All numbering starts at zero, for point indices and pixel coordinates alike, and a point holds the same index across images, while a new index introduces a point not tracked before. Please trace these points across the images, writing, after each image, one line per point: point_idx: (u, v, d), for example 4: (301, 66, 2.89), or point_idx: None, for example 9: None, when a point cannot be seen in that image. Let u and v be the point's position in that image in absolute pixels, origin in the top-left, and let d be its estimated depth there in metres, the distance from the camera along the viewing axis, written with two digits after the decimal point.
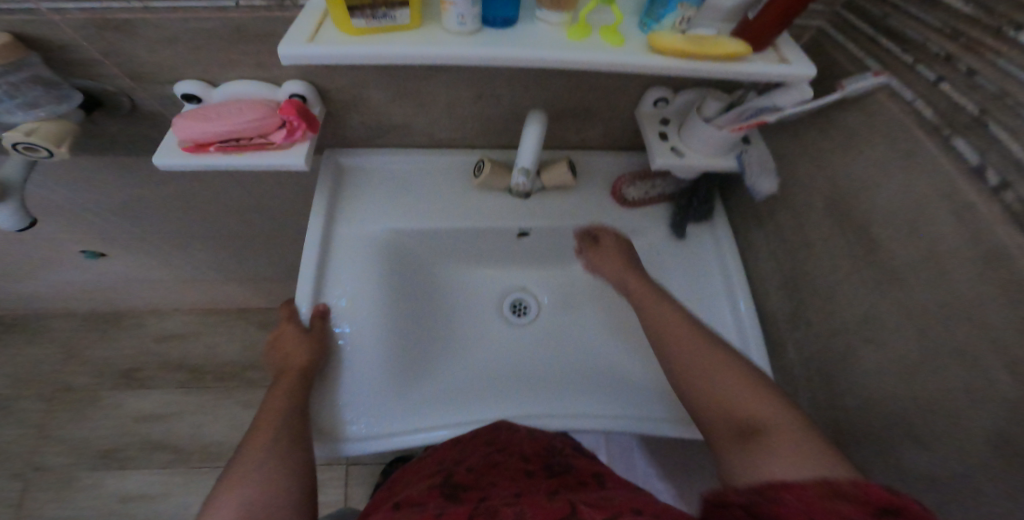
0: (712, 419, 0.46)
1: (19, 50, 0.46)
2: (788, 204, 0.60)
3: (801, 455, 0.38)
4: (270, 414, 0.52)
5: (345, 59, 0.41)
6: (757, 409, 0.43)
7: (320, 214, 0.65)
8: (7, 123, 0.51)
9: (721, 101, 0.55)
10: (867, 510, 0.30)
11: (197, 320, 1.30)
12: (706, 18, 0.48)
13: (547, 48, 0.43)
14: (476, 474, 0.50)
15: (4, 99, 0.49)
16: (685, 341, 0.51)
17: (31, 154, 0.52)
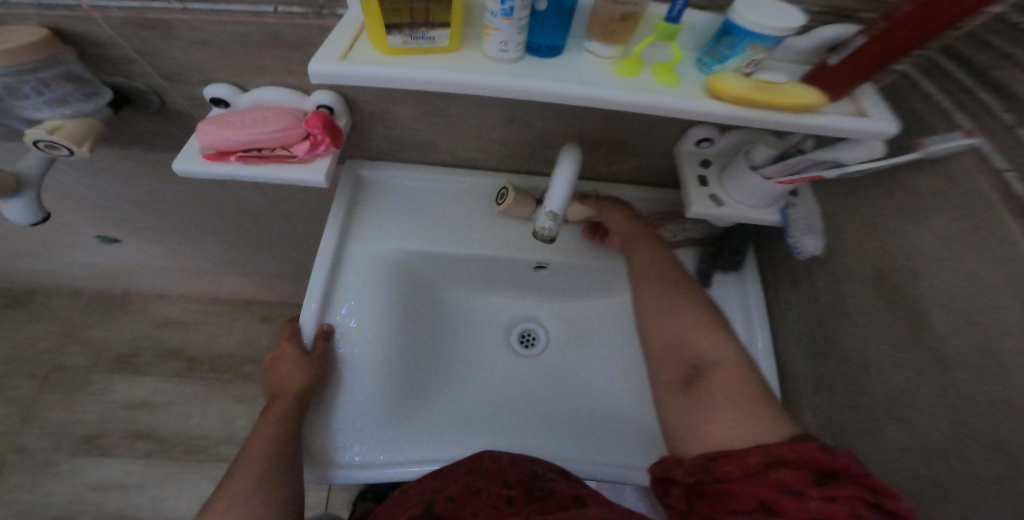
0: (666, 359, 0.53)
1: (54, 47, 0.44)
2: (829, 265, 0.56)
3: (733, 384, 0.47)
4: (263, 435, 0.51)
5: (375, 78, 0.38)
6: (707, 350, 0.50)
7: (333, 227, 0.62)
8: (32, 117, 0.49)
9: (773, 151, 0.51)
10: (806, 477, 0.37)
11: (200, 309, 1.28)
12: (778, 58, 0.44)
13: (593, 83, 0.40)
14: (456, 500, 0.52)
15: (31, 96, 0.47)
16: (655, 278, 0.57)
17: (54, 151, 0.50)
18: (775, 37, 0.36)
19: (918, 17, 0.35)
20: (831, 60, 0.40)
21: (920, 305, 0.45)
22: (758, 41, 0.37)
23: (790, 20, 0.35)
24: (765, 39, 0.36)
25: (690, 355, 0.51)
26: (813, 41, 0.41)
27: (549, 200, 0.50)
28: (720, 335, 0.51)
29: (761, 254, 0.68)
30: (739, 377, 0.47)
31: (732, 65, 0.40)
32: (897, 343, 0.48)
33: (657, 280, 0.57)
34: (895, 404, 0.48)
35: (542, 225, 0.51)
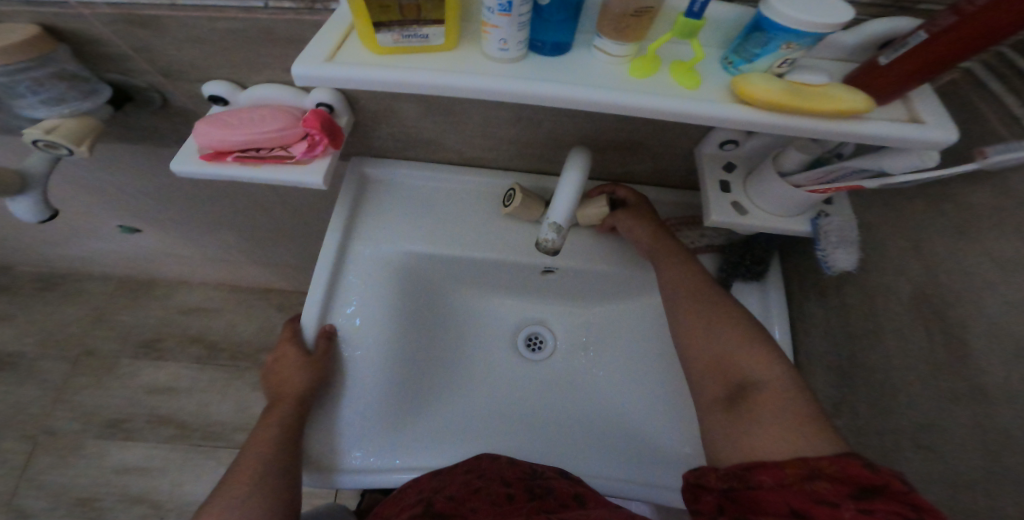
0: (707, 377, 0.48)
1: (48, 47, 0.43)
2: (862, 280, 0.51)
3: (784, 407, 0.41)
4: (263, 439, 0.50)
5: (360, 81, 0.36)
6: (750, 368, 0.45)
7: (336, 226, 0.61)
8: (33, 116, 0.49)
9: (806, 155, 0.46)
10: (844, 490, 0.34)
11: (221, 296, 1.31)
12: (817, 55, 0.40)
13: (602, 85, 0.36)
14: (458, 499, 0.49)
15: (27, 96, 0.46)
16: (690, 298, 0.53)
17: (54, 151, 0.50)
18: (814, 34, 0.31)
19: (989, 11, 0.29)
20: (882, 59, 0.35)
21: (963, 332, 0.40)
22: (794, 39, 0.32)
23: (834, 14, 0.30)
24: (802, 36, 0.32)
25: (735, 375, 0.46)
26: (861, 37, 0.37)
27: (554, 209, 0.48)
28: (761, 351, 0.46)
29: (786, 263, 0.63)
30: (788, 396, 0.42)
31: (762, 65, 0.36)
32: (933, 374, 0.43)
33: (687, 297, 0.53)
34: (928, 440, 0.44)
35: (545, 235, 0.48)
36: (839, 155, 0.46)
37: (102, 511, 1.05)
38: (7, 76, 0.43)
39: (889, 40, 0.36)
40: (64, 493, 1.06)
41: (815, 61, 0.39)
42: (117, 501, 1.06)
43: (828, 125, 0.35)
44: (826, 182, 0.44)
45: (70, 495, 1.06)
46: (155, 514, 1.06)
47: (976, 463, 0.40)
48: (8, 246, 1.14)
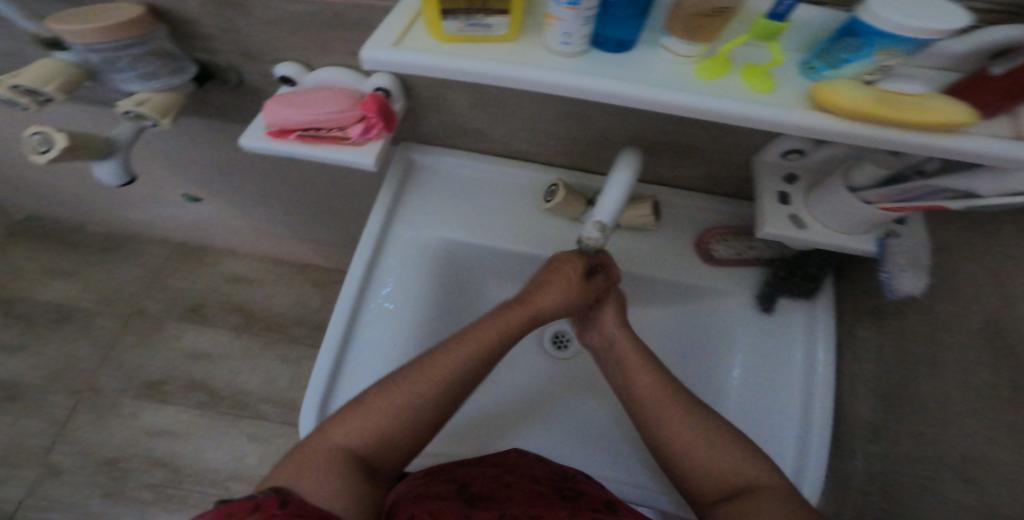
0: (697, 475, 0.48)
1: (150, 27, 0.45)
2: (923, 310, 0.48)
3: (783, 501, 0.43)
4: (446, 367, 0.51)
5: (423, 68, 0.36)
6: (735, 470, 0.47)
7: (381, 209, 0.62)
8: (128, 90, 0.53)
9: (883, 171, 0.43)
10: None
11: (264, 268, 1.37)
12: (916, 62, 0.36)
13: (669, 85, 0.35)
14: (492, 482, 0.51)
15: (126, 70, 0.50)
16: (671, 400, 0.51)
17: (140, 122, 0.53)
18: (916, 40, 0.29)
19: None
20: (994, 69, 0.33)
21: None
22: (892, 44, 0.30)
23: (941, 19, 0.28)
24: (901, 42, 0.30)
25: (730, 479, 0.47)
26: (971, 44, 0.34)
27: (599, 209, 0.47)
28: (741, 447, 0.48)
29: (839, 282, 0.60)
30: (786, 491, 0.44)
31: (849, 71, 0.34)
32: (991, 411, 0.41)
33: (662, 407, 0.51)
34: (975, 473, 0.42)
35: (588, 234, 0.48)
36: (922, 171, 0.41)
37: (125, 472, 1.12)
38: (111, 52, 0.47)
39: (999, 52, 0.33)
40: (105, 443, 1.14)
41: (915, 69, 0.36)
42: (147, 458, 1.13)
43: (917, 139, 0.33)
44: (901, 200, 0.42)
45: (110, 445, 1.14)
46: (176, 478, 1.12)
47: None
48: (80, 206, 1.23)
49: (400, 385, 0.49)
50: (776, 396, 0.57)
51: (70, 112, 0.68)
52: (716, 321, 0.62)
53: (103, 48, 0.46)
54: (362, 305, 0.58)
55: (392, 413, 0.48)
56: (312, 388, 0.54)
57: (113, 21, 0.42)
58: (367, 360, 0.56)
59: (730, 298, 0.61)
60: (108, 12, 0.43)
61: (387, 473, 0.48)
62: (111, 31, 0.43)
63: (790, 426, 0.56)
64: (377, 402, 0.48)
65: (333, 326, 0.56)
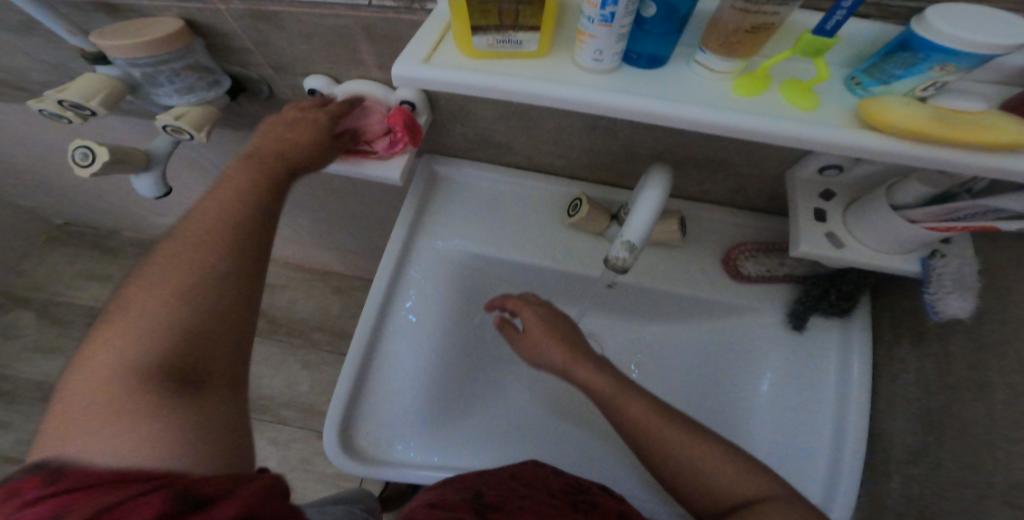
0: (698, 498, 0.45)
1: (189, 41, 0.46)
2: (970, 335, 0.45)
3: None
4: (145, 297, 0.38)
5: (454, 83, 0.36)
6: (726, 488, 0.43)
7: (404, 220, 0.62)
8: (165, 103, 0.54)
9: (929, 190, 0.41)
10: None
11: (287, 274, 1.39)
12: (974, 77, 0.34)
13: (706, 102, 0.34)
14: (505, 493, 0.49)
15: (165, 85, 0.50)
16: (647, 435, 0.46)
17: (178, 136, 0.54)
18: (979, 56, 0.28)
19: None
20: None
21: None
22: (952, 59, 0.29)
23: (1002, 34, 0.27)
24: (962, 57, 0.28)
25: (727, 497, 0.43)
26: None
27: (629, 227, 0.45)
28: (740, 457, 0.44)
29: (876, 302, 0.58)
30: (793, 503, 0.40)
31: (902, 87, 0.32)
32: None
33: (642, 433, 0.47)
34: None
35: (616, 253, 0.46)
36: (971, 190, 0.40)
37: None
38: (152, 67, 0.47)
39: None
40: None
41: (971, 84, 0.35)
42: None
43: (976, 159, 0.31)
44: (949, 220, 0.40)
45: None
46: None
47: None
48: (114, 212, 1.27)
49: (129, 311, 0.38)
50: (807, 420, 0.55)
51: (114, 125, 0.71)
52: (744, 340, 0.60)
53: (144, 63, 0.46)
54: (387, 316, 0.58)
55: (183, 294, 0.39)
56: (337, 399, 0.54)
57: (154, 37, 0.43)
58: (391, 372, 0.57)
59: (758, 315, 0.60)
60: (149, 27, 0.45)
61: (219, 390, 0.38)
62: (151, 46, 0.44)
63: (822, 450, 0.54)
64: (108, 341, 0.37)
65: (357, 336, 0.56)
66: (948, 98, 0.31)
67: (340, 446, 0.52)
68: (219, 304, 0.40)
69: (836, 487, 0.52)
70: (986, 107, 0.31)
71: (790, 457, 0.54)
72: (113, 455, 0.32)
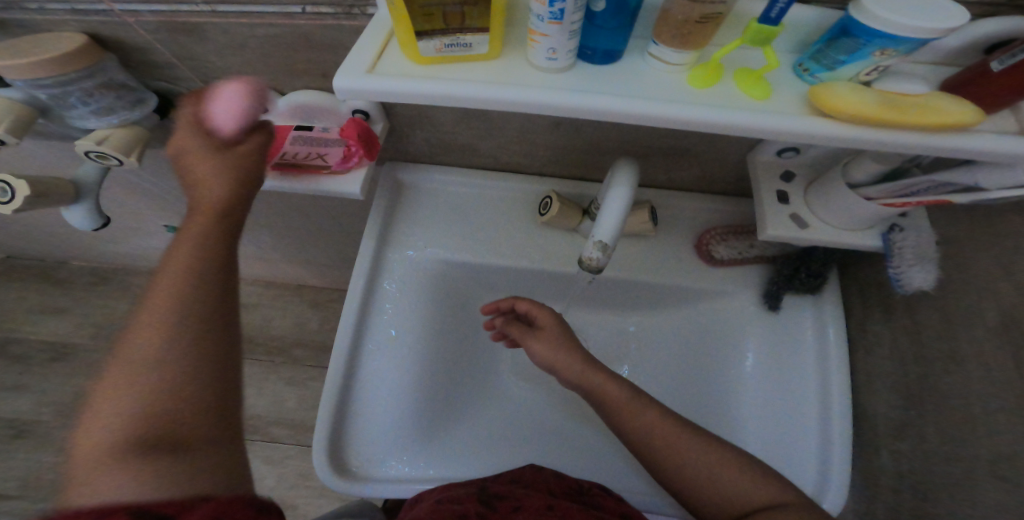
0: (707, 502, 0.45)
1: (93, 57, 0.43)
2: (937, 301, 0.46)
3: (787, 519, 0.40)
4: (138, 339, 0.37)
5: (401, 92, 0.34)
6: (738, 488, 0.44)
7: (371, 233, 0.60)
8: (83, 126, 0.50)
9: (883, 167, 0.42)
10: None
11: (258, 292, 1.34)
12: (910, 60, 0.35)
13: (663, 97, 0.34)
14: (512, 488, 0.51)
15: (79, 106, 0.46)
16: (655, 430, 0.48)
17: (103, 162, 0.50)
18: (916, 40, 0.28)
19: None
20: (993, 64, 0.31)
21: None
22: (892, 45, 0.28)
23: (936, 18, 0.27)
24: (901, 42, 0.28)
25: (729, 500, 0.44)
26: (966, 38, 0.32)
27: (599, 227, 0.44)
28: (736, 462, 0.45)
29: (846, 276, 0.59)
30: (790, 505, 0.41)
31: (848, 72, 0.32)
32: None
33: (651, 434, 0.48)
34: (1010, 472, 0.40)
35: (589, 254, 0.46)
36: (919, 164, 0.42)
37: None
38: (60, 88, 0.44)
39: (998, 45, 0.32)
40: None
41: (910, 66, 0.35)
42: None
43: (927, 140, 0.31)
44: (903, 196, 0.41)
45: None
46: None
47: None
48: (64, 243, 1.20)
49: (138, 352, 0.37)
50: (788, 398, 0.56)
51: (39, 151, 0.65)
52: (725, 323, 0.61)
53: (51, 83, 0.43)
54: (364, 332, 0.57)
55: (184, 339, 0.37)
56: (320, 424, 0.52)
57: (49, 55, 0.40)
58: (375, 389, 0.55)
59: (735, 298, 0.60)
60: (48, 44, 0.41)
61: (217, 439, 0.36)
62: (53, 64, 0.40)
63: (805, 425, 0.55)
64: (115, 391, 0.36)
65: (335, 358, 0.55)
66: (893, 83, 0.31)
67: (332, 469, 0.51)
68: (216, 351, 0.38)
69: (822, 461, 0.53)
70: (926, 90, 0.31)
71: (776, 436, 0.55)
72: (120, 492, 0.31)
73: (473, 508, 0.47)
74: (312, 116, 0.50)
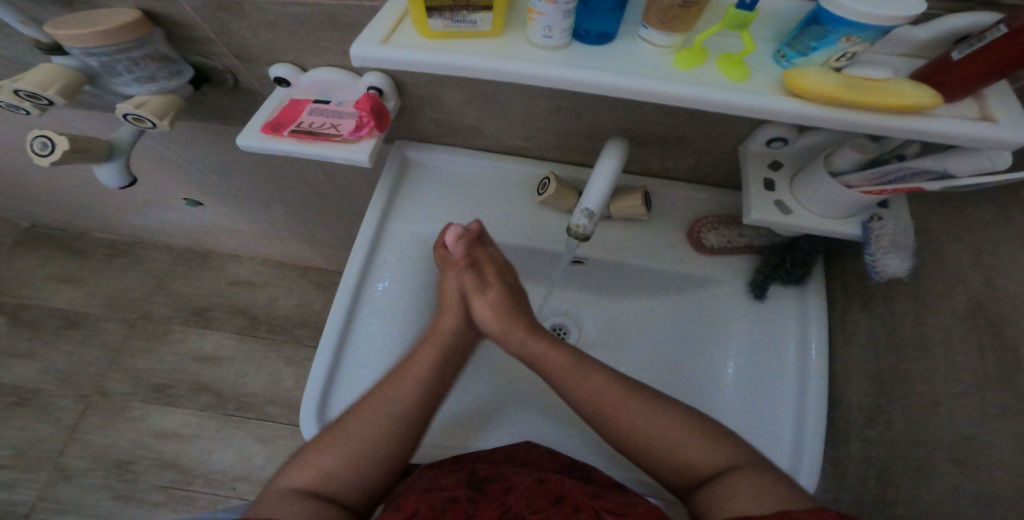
0: (669, 472, 0.47)
1: (147, 29, 0.46)
2: (911, 292, 0.48)
3: (752, 482, 0.42)
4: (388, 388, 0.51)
5: (411, 62, 0.38)
6: (698, 456, 0.46)
7: (376, 205, 0.63)
8: (127, 93, 0.54)
9: (863, 155, 0.44)
10: None
11: (267, 272, 1.39)
12: (883, 51, 0.38)
13: (649, 74, 0.37)
14: (499, 468, 0.52)
15: (124, 74, 0.51)
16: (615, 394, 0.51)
17: (140, 125, 0.54)
18: (877, 27, 0.30)
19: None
20: (954, 54, 0.34)
21: (1013, 348, 0.38)
22: (856, 32, 0.31)
23: (898, 7, 0.29)
24: (864, 30, 0.31)
25: (693, 465, 0.46)
26: (929, 32, 0.35)
27: (587, 196, 0.49)
28: (699, 431, 0.47)
29: (830, 268, 0.61)
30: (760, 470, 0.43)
31: (819, 59, 0.35)
32: (983, 392, 0.41)
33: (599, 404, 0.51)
34: (969, 460, 0.41)
35: (576, 222, 0.50)
36: (901, 156, 0.43)
37: (136, 474, 1.13)
38: (109, 56, 0.47)
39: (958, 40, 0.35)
40: (109, 447, 1.16)
41: (879, 56, 0.38)
42: (153, 461, 1.15)
43: (886, 121, 0.34)
44: (884, 183, 0.42)
45: (113, 451, 1.15)
46: (184, 480, 1.13)
47: (1016, 488, 0.37)
48: (87, 214, 1.25)
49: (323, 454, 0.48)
50: (769, 384, 0.57)
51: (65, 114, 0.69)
52: (712, 310, 0.63)
53: (101, 52, 0.46)
54: (361, 299, 0.59)
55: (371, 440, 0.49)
56: (312, 386, 0.54)
57: (109, 24, 0.43)
58: (366, 354, 0.57)
59: (724, 286, 0.62)
60: (104, 18, 0.44)
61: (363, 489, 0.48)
62: (105, 35, 0.43)
63: (784, 409, 0.56)
64: (319, 449, 0.48)
65: (330, 323, 0.56)
66: (859, 68, 0.33)
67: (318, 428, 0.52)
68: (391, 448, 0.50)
69: (797, 443, 0.54)
70: (890, 74, 0.34)
71: (752, 416, 0.56)
72: (305, 474, 0.47)
73: (463, 493, 0.48)
74: (327, 91, 0.54)
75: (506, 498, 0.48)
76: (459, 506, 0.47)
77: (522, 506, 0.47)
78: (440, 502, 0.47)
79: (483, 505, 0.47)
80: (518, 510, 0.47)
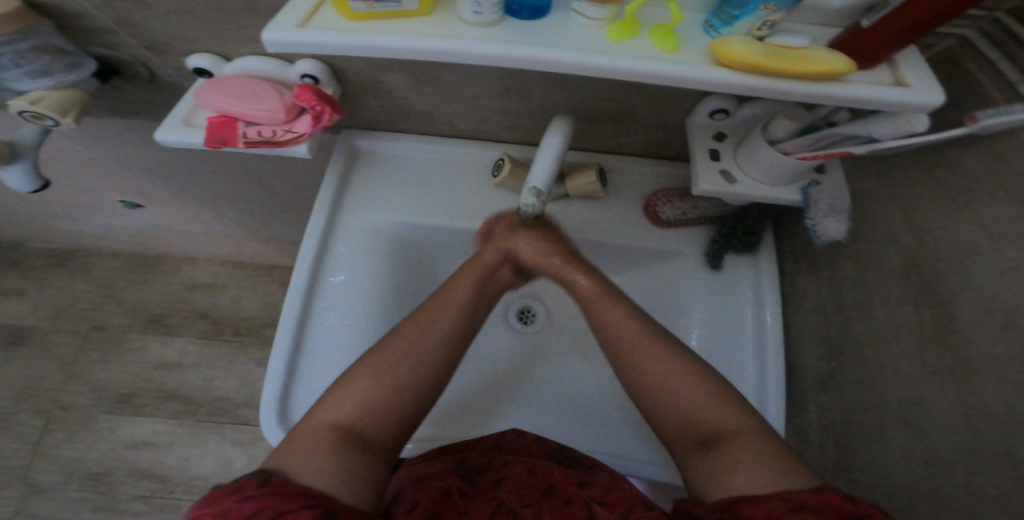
0: (668, 423, 0.46)
1: (31, 21, 0.42)
2: (854, 253, 0.50)
3: (754, 447, 0.40)
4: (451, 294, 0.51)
5: (333, 45, 0.36)
6: (701, 411, 0.44)
7: (326, 196, 0.61)
8: (19, 88, 0.49)
9: (797, 124, 0.44)
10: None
11: (227, 273, 1.34)
12: (803, 20, 0.38)
13: (582, 47, 0.36)
14: (489, 457, 0.51)
15: (11, 68, 0.46)
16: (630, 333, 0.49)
17: (38, 122, 0.50)
18: None
19: None
20: (864, 21, 0.34)
21: (944, 302, 0.40)
22: None
23: None
24: None
25: (698, 417, 0.44)
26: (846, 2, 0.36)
27: (533, 175, 0.49)
28: (717, 390, 0.45)
29: (781, 234, 0.62)
30: (765, 448, 0.40)
31: (743, 27, 0.35)
32: (918, 344, 0.43)
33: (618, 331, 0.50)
34: (912, 410, 0.43)
35: (526, 201, 0.50)
36: (831, 123, 0.44)
37: (111, 486, 1.10)
38: None
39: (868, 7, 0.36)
40: (70, 465, 1.11)
41: (798, 25, 0.38)
42: (122, 474, 1.11)
43: (812, 88, 0.34)
44: (817, 148, 0.43)
45: (75, 468, 1.11)
46: (161, 489, 1.10)
47: (952, 433, 0.40)
48: (17, 223, 1.17)
49: (402, 346, 0.46)
50: (728, 349, 0.59)
51: None
52: (673, 282, 0.64)
53: None
54: (316, 295, 0.57)
55: (389, 387, 0.44)
56: (270, 389, 0.52)
57: None
58: (324, 351, 0.55)
59: (683, 259, 0.63)
60: None
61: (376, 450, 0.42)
62: None
63: (743, 374, 0.57)
64: (411, 330, 0.47)
65: (284, 321, 0.55)
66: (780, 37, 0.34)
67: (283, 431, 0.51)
68: (423, 372, 0.46)
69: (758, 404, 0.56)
70: (809, 42, 0.34)
71: None
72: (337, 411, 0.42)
73: (455, 484, 0.48)
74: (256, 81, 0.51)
75: (497, 490, 0.48)
76: (451, 502, 0.46)
77: (514, 498, 0.47)
78: (435, 493, 0.46)
79: (474, 498, 0.47)
80: (510, 504, 0.46)
